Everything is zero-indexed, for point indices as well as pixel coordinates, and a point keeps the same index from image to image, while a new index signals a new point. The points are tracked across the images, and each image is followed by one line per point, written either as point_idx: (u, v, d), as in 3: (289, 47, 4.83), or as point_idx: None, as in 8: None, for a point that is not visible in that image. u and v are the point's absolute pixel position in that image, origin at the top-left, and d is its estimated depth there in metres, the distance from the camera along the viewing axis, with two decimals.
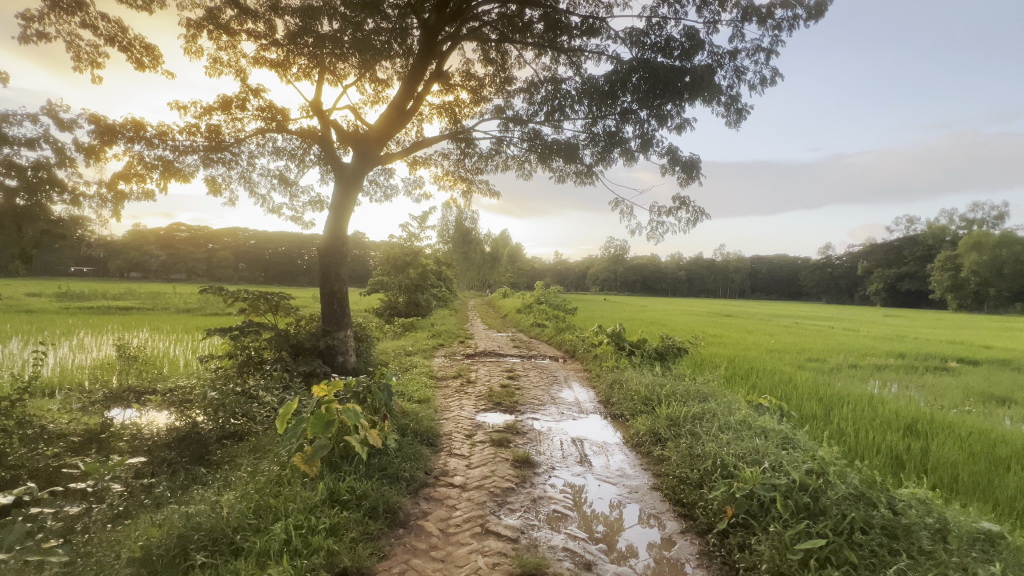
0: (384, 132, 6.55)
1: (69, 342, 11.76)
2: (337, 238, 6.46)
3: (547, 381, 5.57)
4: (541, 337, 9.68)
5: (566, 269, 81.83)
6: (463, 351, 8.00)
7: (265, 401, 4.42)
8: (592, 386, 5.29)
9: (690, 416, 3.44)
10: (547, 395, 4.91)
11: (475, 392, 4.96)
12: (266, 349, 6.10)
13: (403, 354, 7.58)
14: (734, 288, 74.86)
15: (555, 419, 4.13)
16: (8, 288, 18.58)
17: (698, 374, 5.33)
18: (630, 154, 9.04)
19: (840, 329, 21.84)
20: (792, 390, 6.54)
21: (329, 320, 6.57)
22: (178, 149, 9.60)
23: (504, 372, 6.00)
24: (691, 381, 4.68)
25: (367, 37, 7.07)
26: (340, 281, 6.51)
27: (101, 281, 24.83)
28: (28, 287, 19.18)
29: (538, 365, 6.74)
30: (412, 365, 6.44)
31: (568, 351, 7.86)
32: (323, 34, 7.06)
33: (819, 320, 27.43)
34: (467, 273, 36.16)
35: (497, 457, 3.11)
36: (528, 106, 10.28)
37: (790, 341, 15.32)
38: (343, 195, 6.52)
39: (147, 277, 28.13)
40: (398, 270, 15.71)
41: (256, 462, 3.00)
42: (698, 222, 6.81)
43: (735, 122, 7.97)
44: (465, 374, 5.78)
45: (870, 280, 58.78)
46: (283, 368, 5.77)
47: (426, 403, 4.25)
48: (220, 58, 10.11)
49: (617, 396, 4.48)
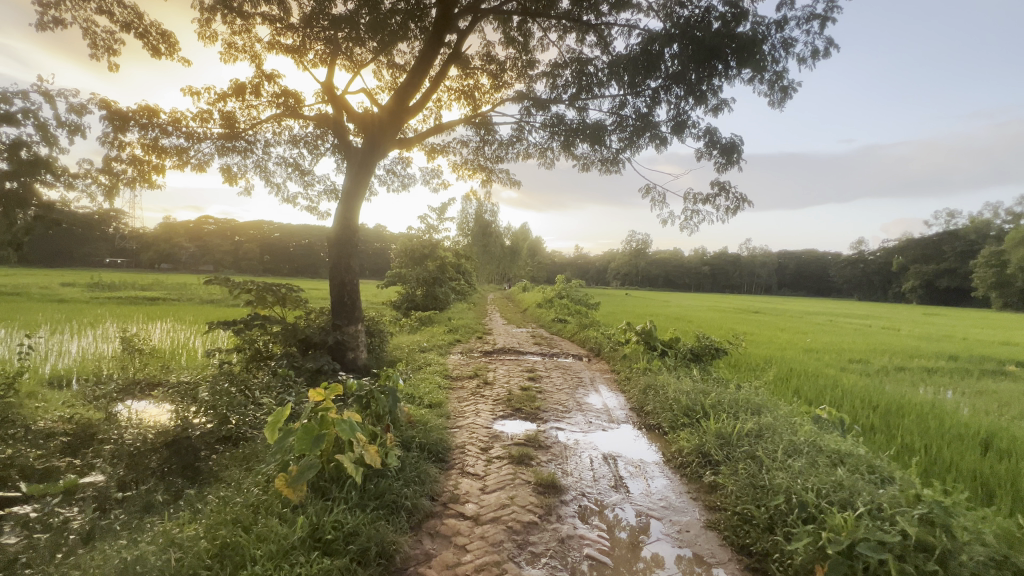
0: (393, 111, 6.11)
1: (93, 332, 11.83)
2: (348, 228, 6.06)
3: (571, 383, 5.09)
4: (563, 333, 9.19)
5: (587, 263, 80.81)
6: (481, 347, 7.58)
7: (266, 401, 4.06)
8: (622, 390, 4.78)
9: (745, 432, 2.92)
10: (573, 400, 4.42)
11: (492, 396, 4.49)
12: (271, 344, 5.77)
13: (417, 350, 7.18)
14: (760, 284, 72.85)
15: (582, 430, 3.65)
16: (43, 279, 19.02)
17: (743, 379, 4.77)
18: (661, 139, 8.46)
19: (878, 327, 20.75)
20: (842, 396, 5.91)
21: (339, 313, 6.12)
22: (193, 137, 9.45)
23: (524, 372, 5.53)
24: (738, 389, 4.11)
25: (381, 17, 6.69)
26: (350, 272, 6.12)
27: (132, 272, 25.42)
28: (62, 278, 19.68)
29: (562, 365, 6.23)
30: (427, 363, 6.02)
31: (592, 349, 7.37)
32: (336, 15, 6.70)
33: (853, 318, 26.19)
34: (486, 267, 35.91)
35: (516, 480, 2.63)
36: (551, 91, 9.78)
37: (826, 340, 14.47)
38: (355, 183, 6.12)
39: (176, 269, 28.71)
40: (416, 262, 15.42)
41: (239, 481, 2.61)
42: (739, 210, 6.22)
43: (778, 101, 7.32)
44: (482, 374, 5.32)
45: (906, 277, 56.25)
46: (289, 364, 5.41)
47: (437, 408, 3.82)
48: (234, 43, 9.88)
49: (653, 404, 3.95)
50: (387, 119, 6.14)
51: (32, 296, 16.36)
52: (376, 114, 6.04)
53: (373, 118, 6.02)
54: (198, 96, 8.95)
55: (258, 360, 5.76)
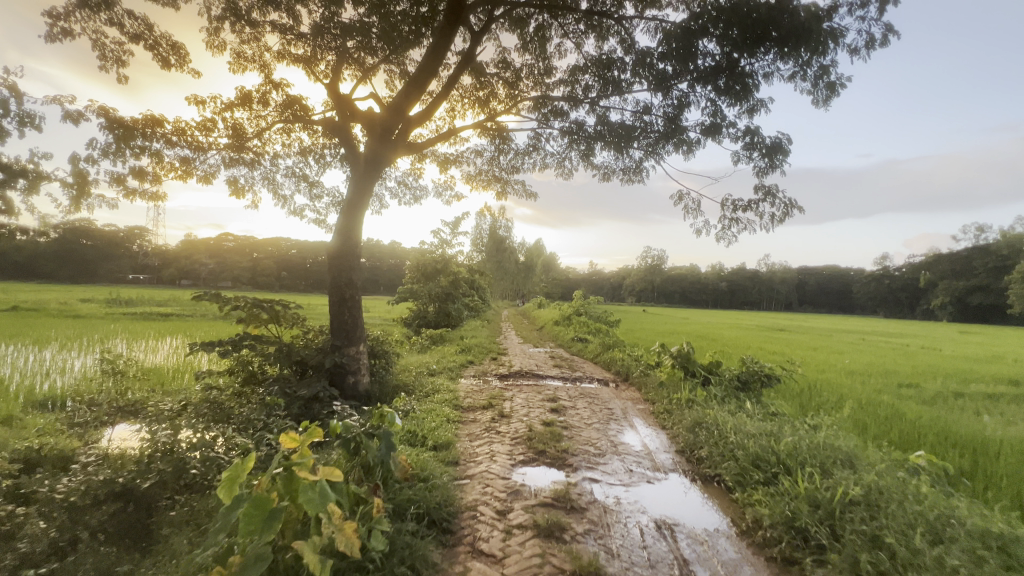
0: (396, 110, 5.61)
1: (99, 348, 11.50)
2: (352, 240, 5.49)
3: (601, 416, 4.37)
4: (584, 354, 8.48)
5: (602, 279, 79.89)
6: (496, 370, 6.91)
7: (242, 440, 3.41)
8: (662, 426, 4.05)
9: (850, 499, 2.20)
10: (606, 439, 3.71)
11: (510, 433, 3.78)
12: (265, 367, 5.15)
13: (425, 374, 6.54)
14: (781, 301, 71.03)
15: (622, 482, 2.94)
16: (63, 295, 19.08)
17: (809, 415, 4.00)
18: (691, 144, 7.85)
19: (917, 347, 19.49)
20: (915, 432, 5.08)
21: (338, 333, 5.47)
22: (199, 148, 9.17)
23: (545, 401, 4.84)
24: (811, 430, 3.36)
25: (393, 20, 6.31)
26: (353, 288, 5.50)
27: (150, 288, 25.57)
28: (82, 294, 19.76)
29: (587, 392, 5.50)
30: (436, 389, 5.35)
31: (619, 372, 6.65)
32: (347, 22, 6.38)
33: (886, 336, 24.89)
34: (501, 282, 35.44)
35: (545, 567, 1.95)
36: (570, 98, 9.30)
37: (865, 361, 13.45)
38: (359, 190, 5.59)
39: (196, 285, 28.92)
40: (429, 278, 14.87)
41: (180, 564, 1.98)
42: (788, 217, 5.51)
43: (823, 99, 6.68)
44: (497, 404, 4.62)
45: (936, 293, 54.11)
46: (280, 390, 4.78)
47: (444, 452, 3.16)
48: (243, 53, 9.63)
49: (707, 449, 3.22)
50: (391, 119, 5.63)
51: (51, 311, 16.31)
52: (379, 115, 5.54)
53: (377, 120, 5.52)
54: (203, 105, 8.68)
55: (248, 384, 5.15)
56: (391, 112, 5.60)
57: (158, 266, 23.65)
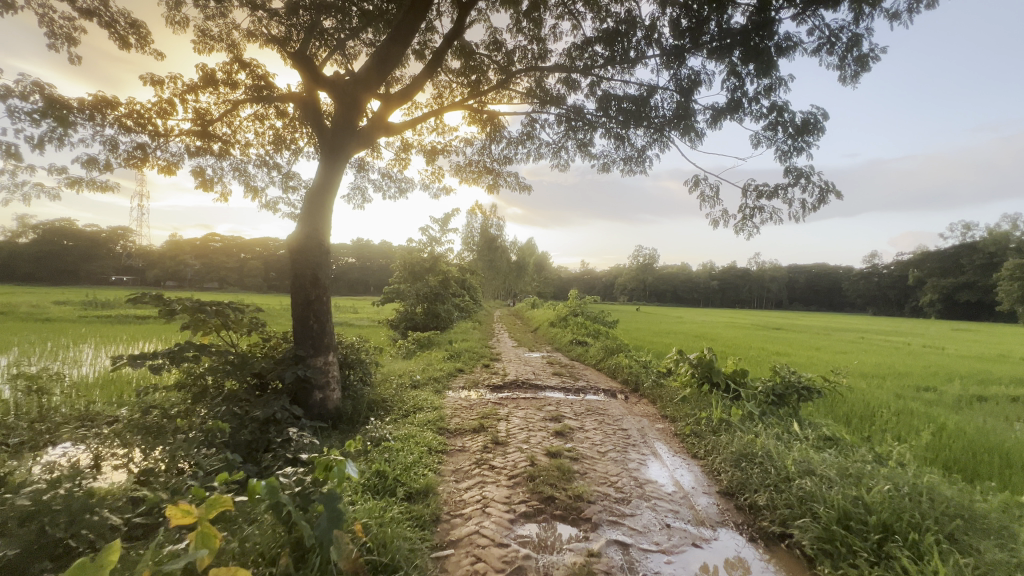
0: (364, 81, 4.81)
1: (61, 352, 10.62)
2: (319, 233, 4.68)
3: (615, 440, 3.63)
4: (585, 359, 7.75)
5: (595, 278, 79.47)
6: (488, 379, 6.14)
7: (154, 490, 2.58)
8: (691, 455, 3.32)
9: None
10: (628, 476, 2.94)
11: (506, 469, 3.01)
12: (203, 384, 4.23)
13: (408, 385, 5.76)
14: (772, 299, 71.14)
15: (660, 546, 2.18)
16: (34, 297, 18.04)
17: (874, 444, 3.26)
18: (701, 129, 7.15)
19: (918, 345, 19.05)
20: (971, 452, 4.40)
21: (303, 341, 4.62)
22: (160, 135, 8.31)
23: (547, 421, 4.08)
24: (894, 467, 2.62)
25: None
26: (318, 287, 4.66)
27: (132, 290, 24.59)
28: (55, 297, 18.71)
29: (594, 408, 4.72)
30: (418, 407, 4.56)
31: (626, 382, 5.92)
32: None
33: (885, 334, 24.47)
34: (493, 282, 34.69)
35: None
36: (567, 81, 8.55)
37: (872, 362, 12.88)
38: (327, 174, 4.80)
39: (180, 286, 28.11)
40: (416, 277, 14.06)
41: None
42: (823, 204, 4.80)
43: (852, 76, 5.98)
44: (491, 427, 3.84)
45: (925, 290, 54.27)
46: (227, 411, 3.93)
47: (423, 507, 2.38)
48: (208, 31, 8.74)
49: (764, 494, 2.47)
50: (358, 91, 4.82)
51: (19, 314, 15.31)
52: (344, 88, 4.73)
53: (342, 93, 4.71)
54: (162, 86, 7.77)
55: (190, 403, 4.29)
56: (356, 83, 4.80)
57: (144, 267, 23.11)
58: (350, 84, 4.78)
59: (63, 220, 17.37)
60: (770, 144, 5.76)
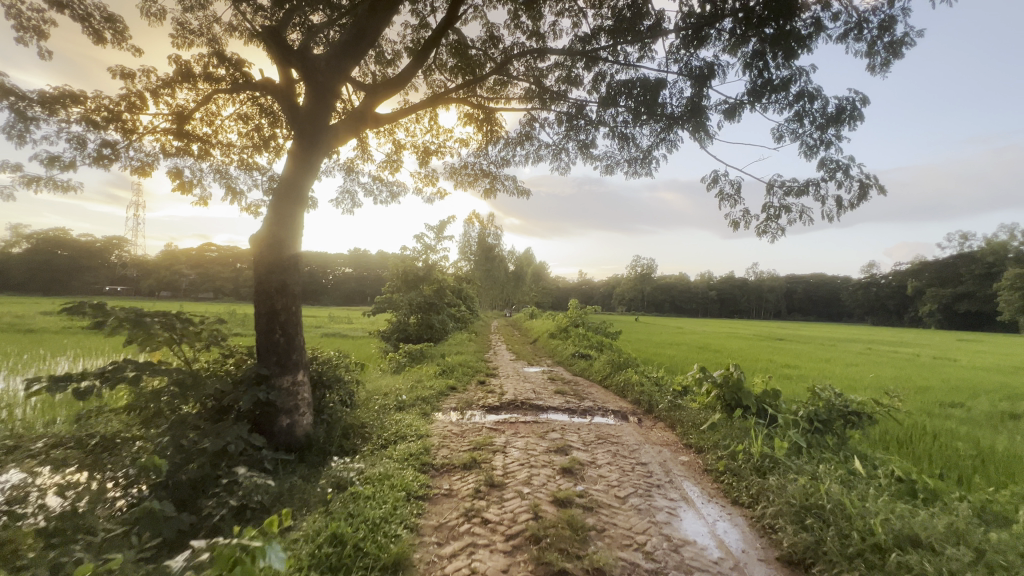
0: (339, 63, 4.25)
1: (28, 365, 9.93)
2: (288, 234, 4.07)
3: (635, 480, 3.00)
4: (590, 374, 7.11)
5: (593, 288, 79.23)
6: (483, 399, 5.49)
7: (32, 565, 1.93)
8: (733, 503, 2.68)
9: None
10: (659, 535, 2.30)
11: (503, 526, 2.37)
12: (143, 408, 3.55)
13: (393, 406, 5.11)
14: (770, 309, 70.84)
15: None
16: (16, 307, 17.41)
17: (961, 492, 2.61)
18: (713, 126, 6.60)
19: (928, 357, 18.44)
20: None
21: (267, 358, 3.97)
22: (132, 133, 7.74)
23: (552, 454, 3.43)
24: (1015, 533, 1.99)
25: None
26: (286, 295, 4.03)
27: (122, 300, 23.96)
28: (39, 306, 18.09)
29: (606, 435, 4.08)
30: (401, 435, 3.91)
31: (638, 402, 5.28)
32: None
33: (890, 345, 23.87)
34: (490, 292, 34.15)
35: None
36: (568, 77, 8.02)
37: (887, 375, 12.25)
38: (300, 168, 4.20)
39: (174, 296, 27.55)
40: (410, 286, 13.44)
41: None
42: (864, 200, 4.21)
43: (882, 64, 5.44)
44: (485, 463, 3.20)
45: (924, 301, 53.91)
46: (169, 442, 3.27)
47: None
48: (187, 25, 8.22)
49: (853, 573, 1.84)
50: (333, 73, 4.23)
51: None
52: (316, 69, 4.14)
53: (314, 76, 4.13)
54: (132, 79, 7.20)
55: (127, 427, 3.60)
56: (331, 64, 4.22)
57: (137, 277, 22.64)
58: (322, 65, 4.19)
59: (58, 229, 17.11)
60: (794, 137, 5.24)
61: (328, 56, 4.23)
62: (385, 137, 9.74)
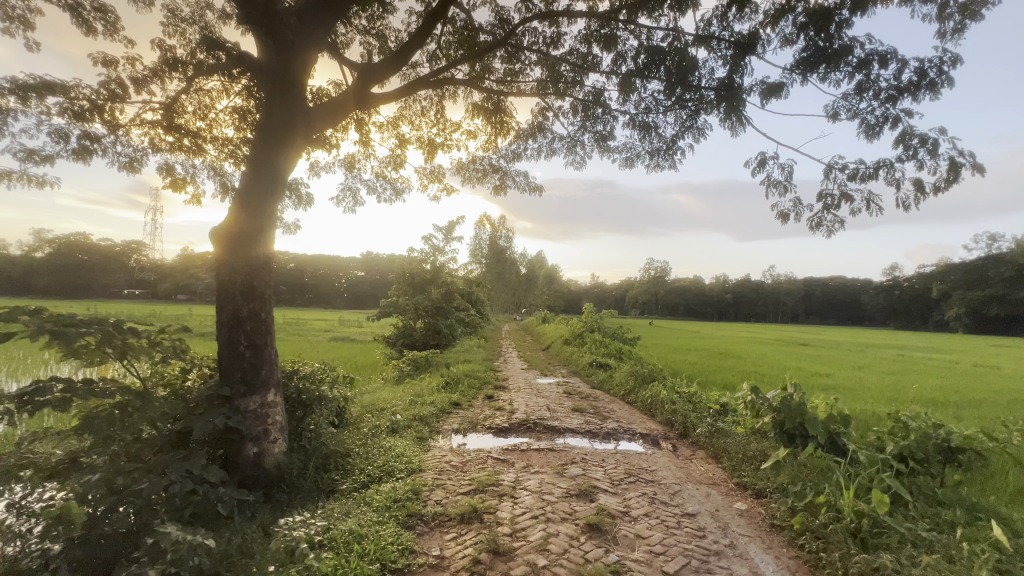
0: (313, 19, 3.62)
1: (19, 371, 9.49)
2: (257, 226, 3.43)
3: (686, 546, 2.26)
4: (611, 387, 6.35)
5: (605, 291, 78.05)
6: (490, 419, 4.79)
7: None
8: None
9: None
10: None
11: None
12: (74, 436, 2.91)
13: (385, 427, 4.43)
14: (788, 312, 69.05)
15: None
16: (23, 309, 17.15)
17: None
18: (749, 111, 5.87)
19: (966, 365, 17.26)
20: None
21: (229, 374, 3.31)
22: (118, 127, 7.25)
23: (574, 500, 2.71)
24: None
25: None
26: (254, 297, 3.38)
27: (132, 302, 23.71)
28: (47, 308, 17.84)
29: (637, 470, 3.34)
30: (388, 468, 3.23)
31: (670, 425, 4.53)
32: None
33: (922, 352, 22.56)
34: (502, 296, 33.51)
35: None
36: (583, 61, 7.33)
37: (932, 386, 11.24)
38: (271, 146, 3.54)
39: (186, 299, 27.36)
40: (416, 289, 12.79)
41: None
42: (955, 181, 3.41)
43: (955, 30, 4.63)
44: (488, 517, 2.49)
45: (951, 304, 51.84)
46: (98, 481, 2.61)
47: None
48: (178, 13, 7.71)
49: None
50: (306, 31, 3.59)
51: None
52: (284, 25, 3.51)
53: (282, 33, 3.49)
54: (114, 66, 6.69)
55: (52, 458, 2.95)
56: (303, 21, 3.59)
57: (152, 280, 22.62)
58: (293, 22, 3.55)
59: (77, 234, 17.08)
60: (851, 115, 4.50)
61: (298, 11, 3.60)
62: (388, 131, 9.16)
